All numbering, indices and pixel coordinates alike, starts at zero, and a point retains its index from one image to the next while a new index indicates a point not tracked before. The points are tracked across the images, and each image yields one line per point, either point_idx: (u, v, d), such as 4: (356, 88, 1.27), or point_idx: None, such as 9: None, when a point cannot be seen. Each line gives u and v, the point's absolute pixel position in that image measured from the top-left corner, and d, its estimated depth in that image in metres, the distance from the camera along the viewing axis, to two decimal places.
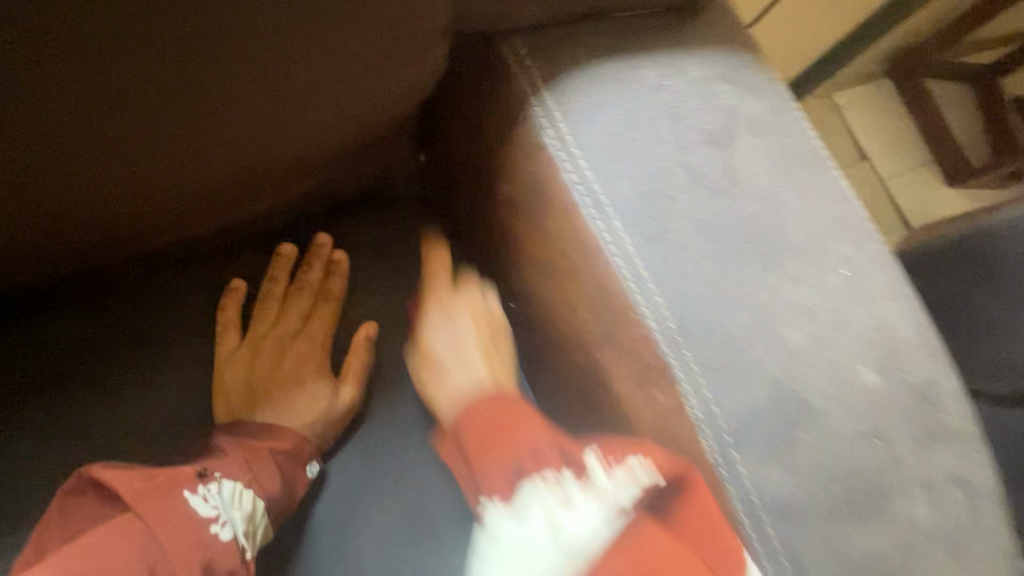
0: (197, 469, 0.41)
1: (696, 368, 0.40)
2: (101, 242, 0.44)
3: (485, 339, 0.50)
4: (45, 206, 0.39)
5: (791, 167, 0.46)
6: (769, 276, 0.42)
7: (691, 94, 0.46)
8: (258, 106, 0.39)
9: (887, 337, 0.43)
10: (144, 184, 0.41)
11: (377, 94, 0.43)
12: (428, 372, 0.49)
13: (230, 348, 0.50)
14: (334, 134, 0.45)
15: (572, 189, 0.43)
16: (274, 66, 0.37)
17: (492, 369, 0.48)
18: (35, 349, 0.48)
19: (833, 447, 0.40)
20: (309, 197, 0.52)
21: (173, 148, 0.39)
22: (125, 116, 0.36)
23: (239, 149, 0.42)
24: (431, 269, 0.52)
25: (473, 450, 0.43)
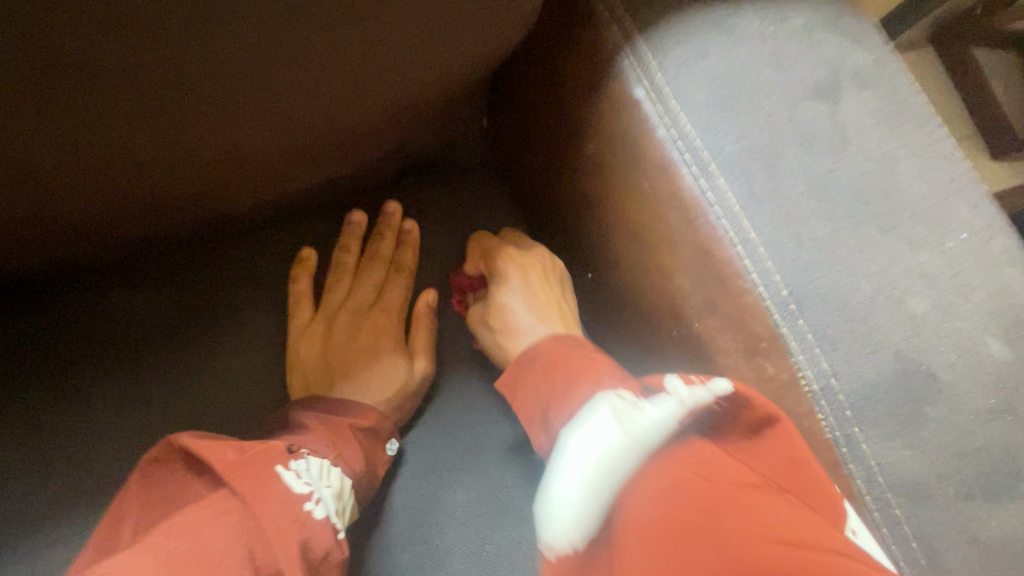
0: (286, 445, 0.40)
1: (813, 339, 0.37)
2: (157, 223, 0.43)
3: (549, 294, 0.50)
4: (130, 177, 0.37)
5: (904, 123, 0.43)
6: (887, 240, 0.39)
7: (796, 43, 0.42)
8: (319, 82, 0.36)
9: (1016, 305, 0.40)
10: (201, 165, 0.39)
11: (441, 60, 0.40)
12: (501, 330, 0.49)
13: (305, 319, 0.49)
14: (394, 106, 0.42)
15: (670, 148, 0.40)
16: (337, 33, 0.34)
17: (564, 324, 0.49)
18: (102, 326, 0.46)
19: (965, 424, 0.36)
20: (381, 163, 0.49)
21: (233, 129, 0.37)
22: (182, 97, 0.34)
23: (325, 114, 0.39)
24: (483, 245, 0.52)
25: (549, 368, 0.43)
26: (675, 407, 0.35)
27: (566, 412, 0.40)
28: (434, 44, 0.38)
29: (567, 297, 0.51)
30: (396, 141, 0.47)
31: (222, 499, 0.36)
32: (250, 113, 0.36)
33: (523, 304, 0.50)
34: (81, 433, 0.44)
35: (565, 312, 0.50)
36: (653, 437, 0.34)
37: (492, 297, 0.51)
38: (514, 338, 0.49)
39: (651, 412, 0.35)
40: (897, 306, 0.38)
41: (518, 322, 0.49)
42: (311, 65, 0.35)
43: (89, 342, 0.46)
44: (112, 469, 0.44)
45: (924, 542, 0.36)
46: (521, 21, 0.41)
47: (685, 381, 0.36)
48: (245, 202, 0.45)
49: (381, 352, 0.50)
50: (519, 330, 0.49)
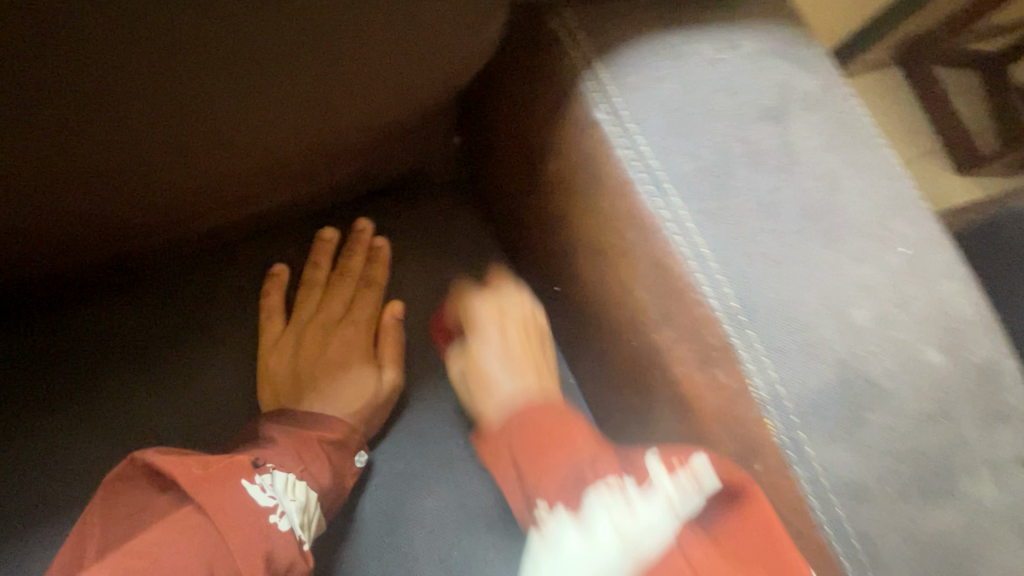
0: (251, 459, 0.41)
1: (761, 348, 0.39)
2: (125, 244, 0.44)
3: (530, 362, 0.50)
4: (49, 166, 0.35)
5: (847, 145, 0.45)
6: (830, 255, 0.41)
7: (746, 70, 0.45)
8: (267, 111, 0.38)
9: (949, 316, 0.42)
10: (158, 190, 0.40)
11: (394, 92, 0.42)
12: (473, 386, 0.49)
13: (276, 333, 0.49)
14: (350, 132, 0.44)
15: (628, 167, 0.42)
16: (279, 70, 0.36)
17: (540, 381, 0.49)
18: (77, 338, 0.47)
19: (901, 428, 0.39)
20: (334, 180, 0.49)
21: (186, 156, 0.39)
22: (132, 129, 0.35)
23: (269, 120, 0.39)
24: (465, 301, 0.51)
25: (529, 441, 0.45)
26: (674, 524, 0.40)
27: (546, 484, 0.44)
28: (382, 78, 0.40)
29: (548, 359, 0.52)
30: (349, 157, 0.47)
31: (187, 514, 0.37)
32: (185, 110, 0.36)
33: (496, 358, 0.49)
34: (52, 448, 0.45)
35: (546, 373, 0.50)
36: (647, 542, 0.39)
37: (468, 344, 0.50)
38: (481, 389, 0.49)
39: (650, 502, 0.41)
40: (840, 316, 0.40)
41: (495, 377, 0.49)
42: (256, 96, 0.37)
43: (65, 355, 0.47)
44: (83, 486, 0.44)
45: (864, 541, 0.38)
46: (485, 46, 0.43)
47: (668, 467, 0.41)
48: (213, 223, 0.47)
49: (351, 365, 0.50)
50: (495, 386, 0.49)
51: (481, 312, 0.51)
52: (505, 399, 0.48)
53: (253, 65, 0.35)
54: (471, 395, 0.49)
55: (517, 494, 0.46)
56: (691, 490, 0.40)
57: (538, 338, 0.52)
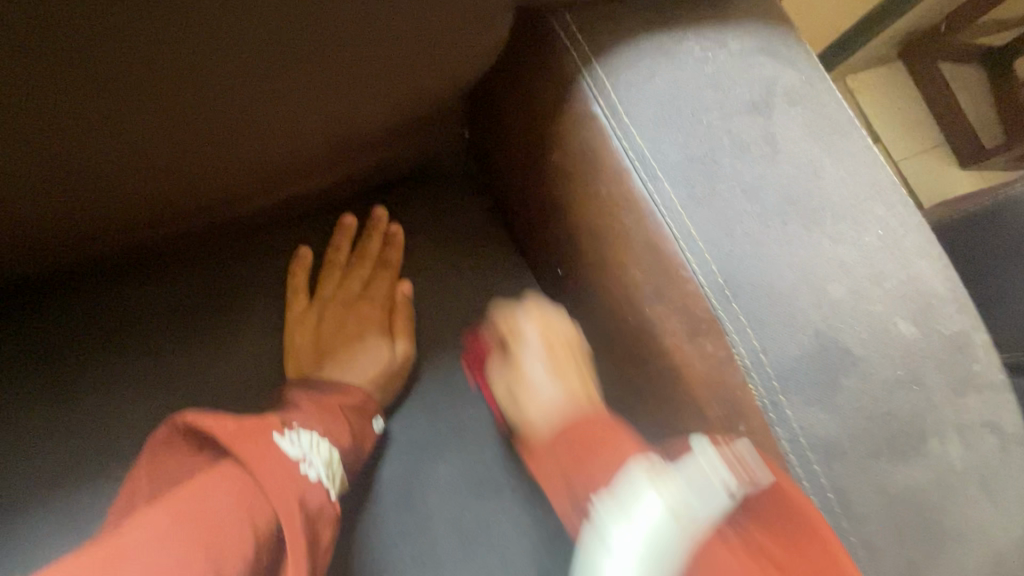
0: (280, 420, 0.45)
1: (745, 320, 0.43)
2: (154, 228, 0.48)
3: (568, 365, 0.50)
4: (115, 182, 0.41)
5: (828, 135, 0.49)
6: (810, 235, 0.45)
7: (733, 66, 0.48)
8: (281, 100, 0.41)
9: (922, 291, 0.46)
10: (182, 177, 0.44)
11: (401, 83, 0.45)
12: (519, 390, 0.50)
13: (300, 310, 0.54)
14: (361, 123, 0.47)
15: (622, 156, 0.46)
16: (293, 61, 0.39)
17: (584, 389, 0.49)
18: (112, 313, 0.51)
19: (873, 392, 0.42)
20: (353, 177, 0.54)
21: (207, 143, 0.42)
22: (158, 116, 0.39)
23: (298, 131, 0.44)
24: (511, 321, 0.52)
25: (583, 439, 0.44)
26: (725, 503, 0.39)
27: (601, 478, 0.42)
28: (390, 70, 0.43)
29: (587, 365, 0.51)
30: (366, 156, 0.52)
31: (225, 464, 0.41)
32: (226, 127, 0.41)
33: (544, 367, 0.50)
34: (97, 414, 0.49)
35: (582, 375, 0.50)
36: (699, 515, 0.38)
37: (512, 357, 0.52)
38: (535, 398, 0.49)
39: (684, 470, 0.41)
40: (818, 291, 0.44)
41: (538, 386, 0.49)
42: (272, 86, 0.40)
43: (101, 330, 0.51)
44: (125, 448, 0.49)
45: (839, 493, 0.41)
46: (492, 45, 0.47)
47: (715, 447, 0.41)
48: (235, 210, 0.50)
49: (368, 338, 0.54)
50: (540, 400, 0.49)
51: (530, 332, 0.51)
52: (550, 403, 0.48)
53: (269, 57, 0.38)
54: (517, 403, 0.50)
55: (565, 501, 0.45)
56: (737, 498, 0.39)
57: (579, 355, 0.51)
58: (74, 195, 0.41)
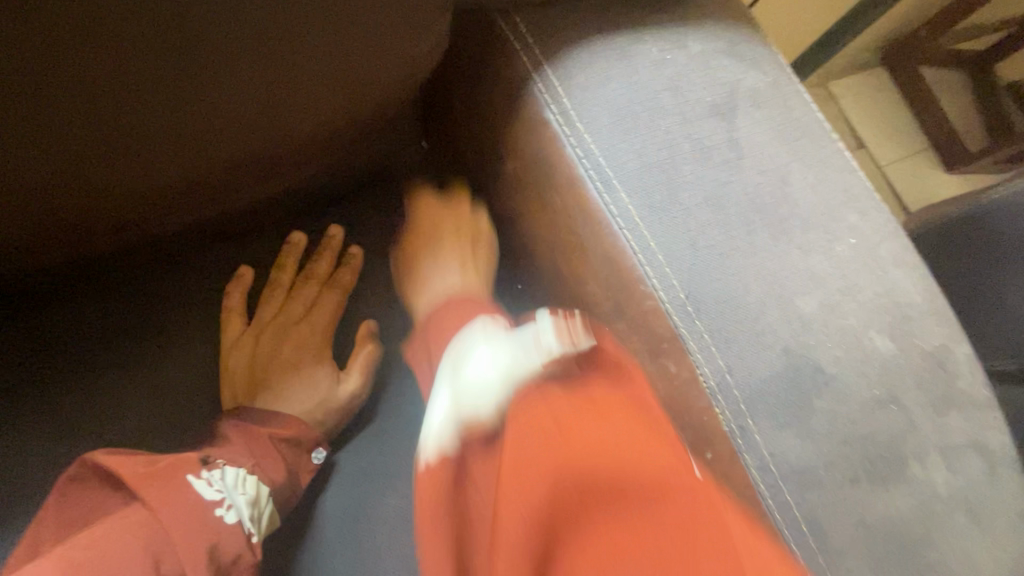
0: (200, 456, 0.41)
1: (708, 338, 0.40)
2: (53, 246, 0.42)
3: (455, 243, 0.51)
4: (103, 180, 0.38)
5: (796, 139, 0.46)
6: (776, 245, 0.42)
7: (693, 69, 0.46)
8: (194, 107, 0.37)
9: (899, 303, 0.43)
10: (77, 185, 0.38)
11: (336, 90, 0.41)
12: (413, 282, 0.51)
13: (236, 333, 0.49)
14: (293, 131, 0.43)
15: (577, 163, 0.43)
16: (211, 63, 0.35)
17: (473, 283, 0.49)
18: (18, 339, 0.46)
19: (848, 413, 0.39)
20: (362, 139, 0.49)
21: (105, 147, 0.36)
22: (38, 112, 0.33)
23: (274, 86, 0.38)
24: (417, 210, 0.53)
25: (434, 330, 0.44)
26: (538, 356, 0.36)
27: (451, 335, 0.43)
28: (324, 78, 0.40)
29: (487, 270, 0.51)
30: (314, 160, 0.47)
31: (134, 512, 0.37)
32: (195, 96, 0.36)
33: (449, 260, 0.50)
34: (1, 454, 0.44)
35: (481, 271, 0.51)
36: (519, 369, 0.35)
37: (411, 253, 0.52)
38: (440, 277, 0.49)
39: (514, 341, 0.38)
40: (786, 306, 0.41)
41: (431, 276, 0.50)
42: (183, 88, 0.35)
43: (4, 359, 0.46)
44: (31, 489, 0.44)
45: (812, 524, 0.38)
46: (436, 46, 0.44)
47: (561, 322, 0.39)
48: (150, 223, 0.44)
49: (306, 365, 0.49)
50: (429, 282, 0.49)
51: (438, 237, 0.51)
52: (440, 286, 0.48)
53: (181, 58, 0.33)
54: (413, 296, 0.50)
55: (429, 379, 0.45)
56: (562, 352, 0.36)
57: (479, 246, 0.52)
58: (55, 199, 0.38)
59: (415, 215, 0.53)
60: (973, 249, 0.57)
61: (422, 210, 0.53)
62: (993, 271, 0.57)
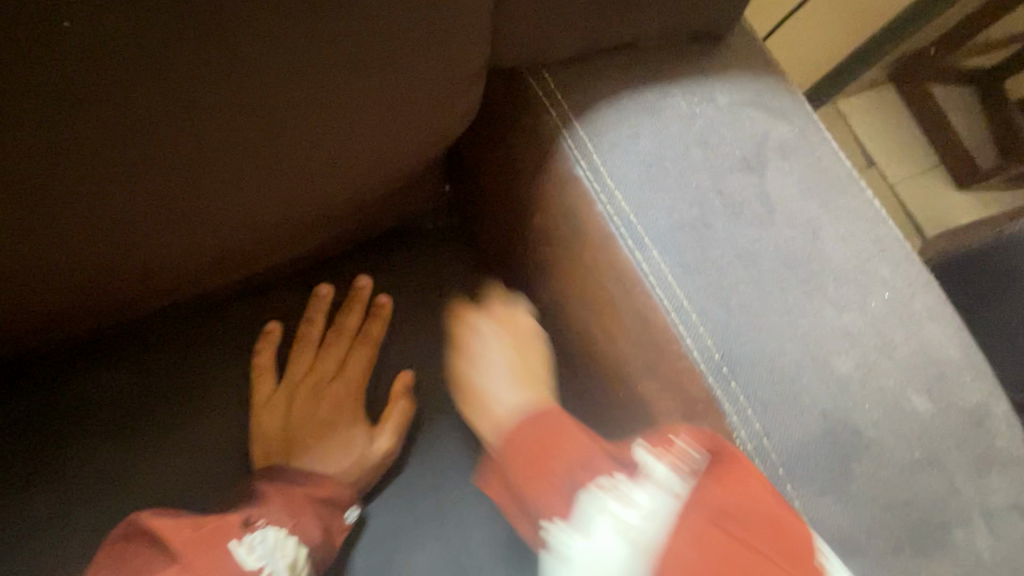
0: (242, 517, 0.41)
1: (744, 400, 0.40)
2: (117, 300, 0.43)
3: (524, 352, 0.48)
4: (102, 265, 0.38)
5: (826, 191, 0.46)
6: (811, 303, 0.42)
7: (722, 122, 0.46)
8: (269, 171, 0.38)
9: (935, 360, 0.42)
10: (155, 245, 0.39)
11: (395, 147, 0.42)
12: (472, 400, 0.47)
13: (267, 393, 0.48)
14: (352, 187, 0.43)
15: (608, 221, 0.43)
16: (289, 130, 0.36)
17: (542, 392, 0.45)
18: (57, 392, 0.47)
19: (888, 478, 0.39)
20: (370, 202, 0.48)
21: (185, 213, 0.38)
22: (129, 185, 0.34)
23: (265, 168, 0.38)
24: (462, 320, 0.50)
25: (531, 451, 0.41)
26: (673, 502, 0.35)
27: (558, 504, 0.39)
28: (386, 137, 0.40)
29: (541, 351, 0.49)
30: (362, 211, 0.48)
31: None
32: (186, 184, 0.36)
33: (504, 365, 0.47)
34: (36, 522, 0.44)
35: (541, 378, 0.47)
36: (652, 530, 0.34)
37: (456, 363, 0.49)
38: (498, 380, 0.47)
39: (641, 500, 0.36)
40: (823, 367, 0.40)
41: (490, 389, 0.46)
42: (261, 153, 0.36)
43: (42, 414, 0.46)
44: (64, 549, 0.44)
45: None
46: (469, 107, 0.44)
47: (654, 452, 0.38)
48: (210, 277, 0.46)
49: (340, 425, 0.49)
50: (492, 401, 0.46)
51: (485, 327, 0.49)
52: (506, 409, 0.45)
53: (261, 127, 0.35)
54: (473, 411, 0.47)
55: (522, 519, 0.43)
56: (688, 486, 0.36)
57: (535, 339, 0.49)
58: (56, 285, 0.38)
59: (454, 323, 0.51)
60: (1001, 283, 0.57)
61: (462, 311, 0.51)
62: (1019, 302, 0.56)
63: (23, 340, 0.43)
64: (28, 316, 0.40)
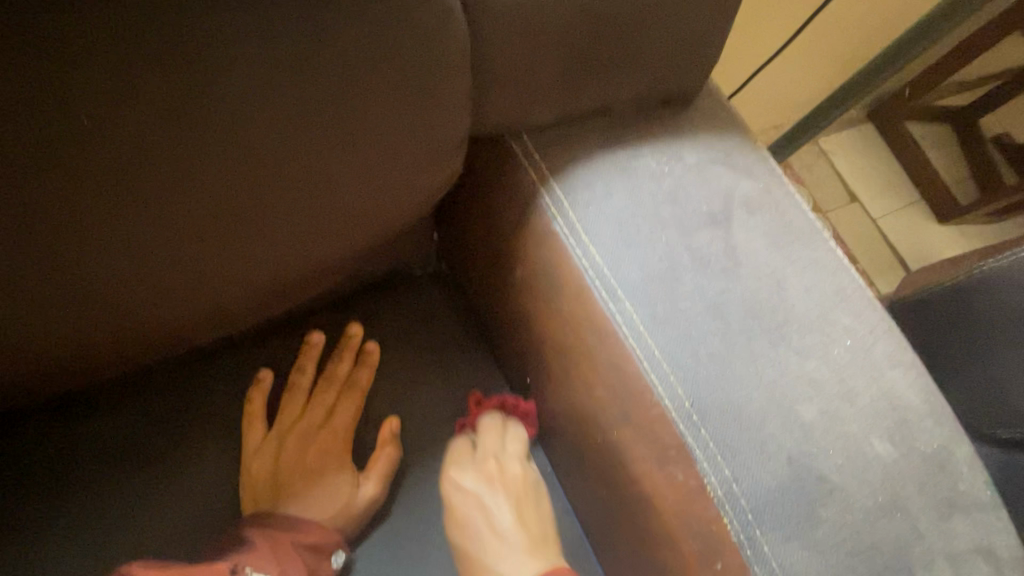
0: (229, 565, 0.42)
1: (714, 446, 0.42)
2: (127, 349, 0.45)
3: (528, 512, 0.49)
4: (84, 319, 0.40)
5: (788, 243, 0.49)
6: (776, 351, 0.44)
7: (689, 180, 0.49)
8: (285, 223, 0.41)
9: (896, 405, 0.44)
10: (174, 291, 0.42)
11: (396, 204, 0.46)
12: (473, 535, 0.48)
13: (257, 440, 0.50)
14: (357, 240, 0.47)
15: (584, 275, 0.46)
16: (309, 186, 0.40)
17: (546, 542, 0.48)
18: (52, 442, 0.48)
19: (854, 522, 0.40)
20: (357, 257, 0.50)
21: (205, 259, 0.41)
22: (159, 229, 0.37)
23: (242, 223, 0.40)
24: (454, 462, 0.50)
25: None
26: None
27: None
28: (392, 194, 0.44)
29: (541, 506, 0.51)
30: (359, 264, 0.51)
31: None
32: (165, 235, 0.38)
33: (506, 499, 0.49)
34: (25, 571, 0.45)
35: (540, 523, 0.49)
36: None
37: (449, 477, 0.50)
38: (501, 519, 0.48)
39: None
40: (788, 414, 0.42)
41: (490, 551, 0.47)
42: (281, 206, 0.40)
43: (37, 464, 0.47)
44: None
45: None
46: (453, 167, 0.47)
47: None
48: (218, 326, 0.48)
49: (328, 473, 0.50)
50: (492, 556, 0.46)
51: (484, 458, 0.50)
52: (508, 572, 0.45)
53: (284, 180, 0.39)
54: (473, 562, 0.47)
55: None
56: None
57: (532, 495, 0.50)
58: (40, 337, 0.40)
59: (453, 451, 0.51)
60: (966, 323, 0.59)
61: (459, 457, 0.50)
62: (992, 338, 0.58)
63: (22, 396, 0.44)
64: (15, 373, 0.42)
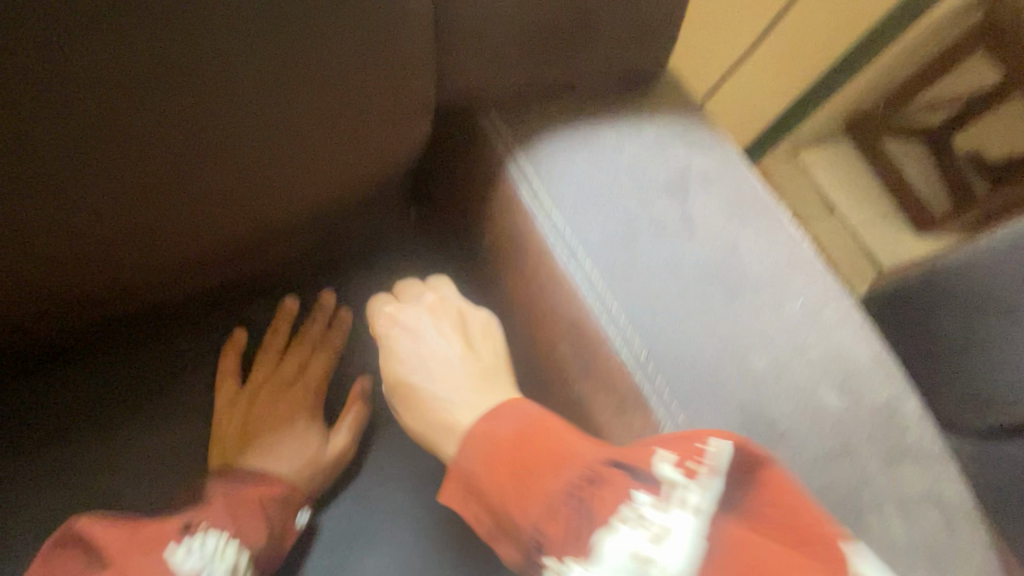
0: (182, 522, 0.42)
1: (669, 395, 0.43)
2: (92, 301, 0.45)
3: (476, 355, 0.49)
4: (47, 264, 0.40)
5: (742, 212, 0.52)
6: (729, 307, 0.46)
7: (648, 152, 0.52)
8: (254, 174, 0.43)
9: (845, 360, 0.46)
10: (141, 239, 0.42)
11: (365, 163, 0.47)
12: (417, 370, 0.48)
13: (229, 396, 0.51)
14: (326, 197, 0.48)
15: (545, 237, 0.48)
16: (279, 136, 0.41)
17: (503, 387, 0.47)
18: (32, 395, 0.49)
19: (804, 464, 0.42)
20: (329, 220, 0.51)
21: (174, 207, 0.41)
22: (127, 171, 0.38)
23: (207, 173, 0.41)
24: (380, 313, 0.52)
25: (509, 466, 0.39)
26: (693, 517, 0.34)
27: (535, 511, 0.37)
28: (362, 152, 0.46)
29: (492, 350, 0.50)
30: (331, 228, 0.52)
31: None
32: (128, 178, 0.38)
33: (452, 340, 0.49)
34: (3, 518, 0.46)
35: (497, 371, 0.48)
36: (677, 561, 0.32)
37: (384, 330, 0.51)
38: (446, 365, 0.48)
39: (664, 514, 0.34)
40: (740, 365, 0.44)
41: (442, 387, 0.47)
42: (250, 154, 0.41)
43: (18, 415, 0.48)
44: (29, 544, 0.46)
45: None
46: (423, 137, 0.49)
47: (679, 462, 0.36)
48: (186, 284, 0.48)
49: (297, 426, 0.51)
50: (445, 401, 0.46)
51: (418, 311, 0.51)
52: (463, 410, 0.45)
53: (256, 129, 0.40)
54: (428, 402, 0.47)
55: (507, 544, 0.39)
56: (705, 475, 0.36)
57: (485, 332, 0.51)
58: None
59: (374, 301, 0.53)
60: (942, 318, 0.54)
61: (390, 305, 0.52)
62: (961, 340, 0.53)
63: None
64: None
